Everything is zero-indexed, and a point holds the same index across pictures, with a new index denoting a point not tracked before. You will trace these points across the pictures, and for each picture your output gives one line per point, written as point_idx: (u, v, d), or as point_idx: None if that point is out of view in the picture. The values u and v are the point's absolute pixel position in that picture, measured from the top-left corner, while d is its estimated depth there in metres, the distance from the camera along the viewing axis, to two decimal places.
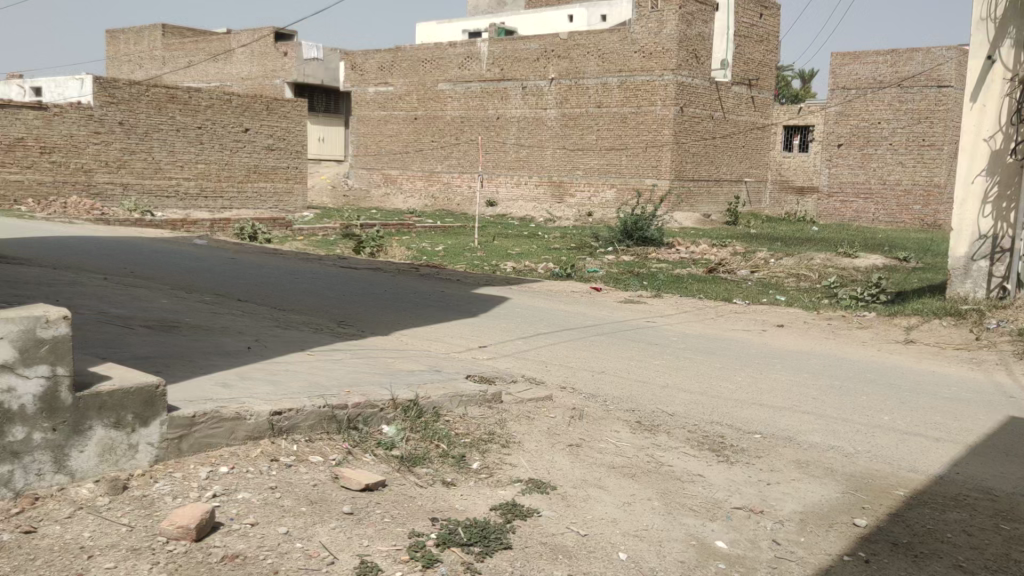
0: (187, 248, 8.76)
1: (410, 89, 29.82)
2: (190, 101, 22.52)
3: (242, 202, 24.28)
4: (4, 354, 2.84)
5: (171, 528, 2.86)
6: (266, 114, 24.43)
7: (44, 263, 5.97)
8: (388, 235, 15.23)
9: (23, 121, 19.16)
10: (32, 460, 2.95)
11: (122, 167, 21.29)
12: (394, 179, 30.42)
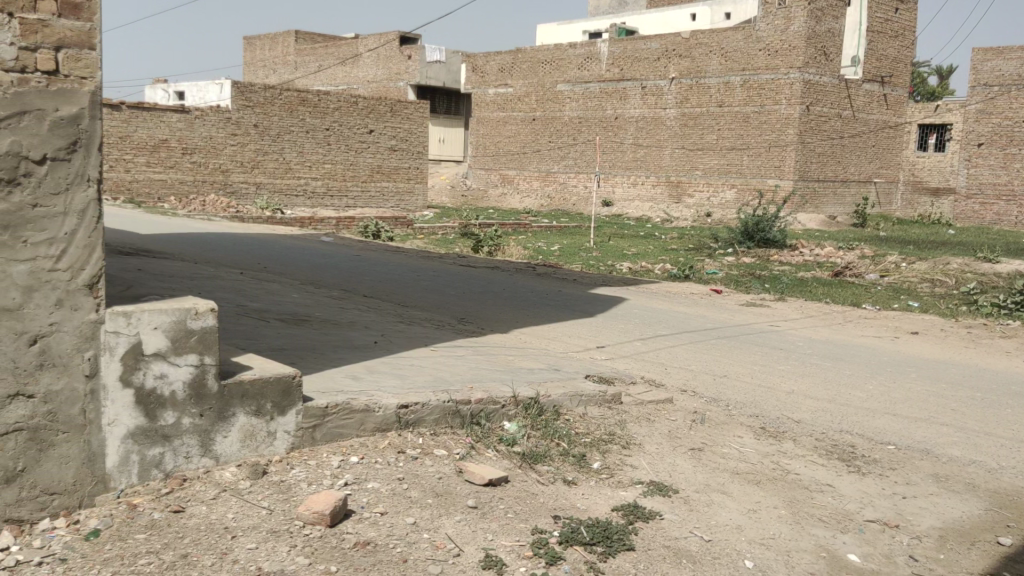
0: (316, 245, 9.12)
1: (527, 90, 30.04)
2: (319, 104, 23.37)
3: (366, 202, 25.02)
4: (158, 343, 3.02)
5: (307, 513, 2.99)
6: (390, 117, 25.08)
7: (188, 258, 6.34)
8: (509, 234, 15.44)
9: (166, 124, 20.42)
10: (181, 444, 3.13)
11: (255, 168, 22.35)
12: (512, 179, 30.78)
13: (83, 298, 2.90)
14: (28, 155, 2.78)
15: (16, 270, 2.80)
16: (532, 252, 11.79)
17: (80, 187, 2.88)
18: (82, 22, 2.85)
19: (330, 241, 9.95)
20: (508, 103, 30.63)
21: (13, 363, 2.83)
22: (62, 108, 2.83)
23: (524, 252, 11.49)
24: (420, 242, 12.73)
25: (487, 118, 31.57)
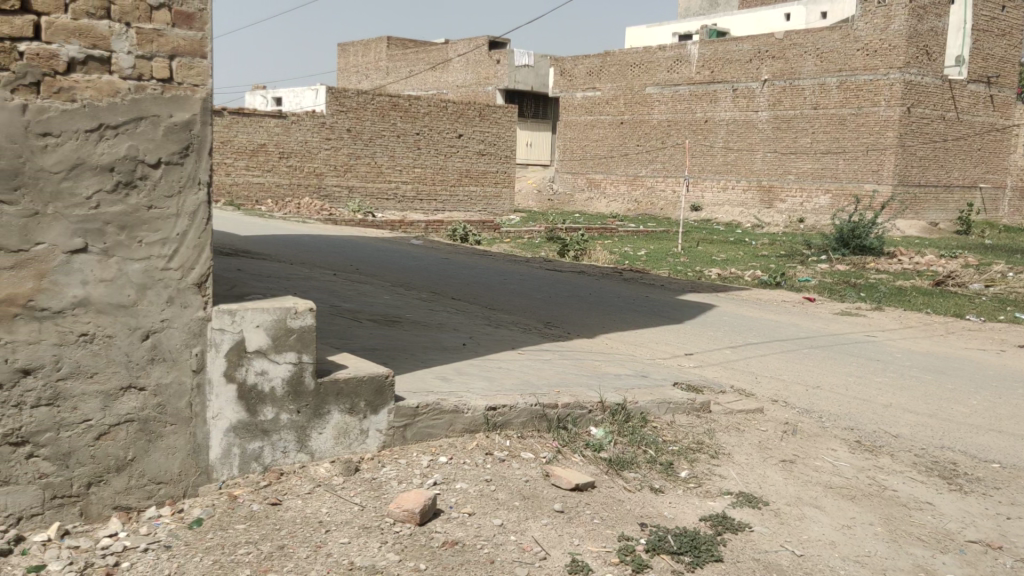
0: (406, 247, 9.31)
1: (615, 93, 29.90)
2: (411, 109, 23.79)
3: (454, 205, 25.39)
4: (259, 340, 3.15)
5: (398, 511, 3.05)
6: (479, 120, 25.32)
7: (286, 259, 6.55)
8: (598, 238, 15.42)
9: (265, 129, 21.19)
10: (279, 439, 3.24)
11: (348, 171, 22.92)
12: (598, 183, 30.70)
13: (192, 296, 3.04)
14: (144, 159, 2.93)
15: (131, 268, 2.94)
16: (620, 257, 11.75)
17: (191, 190, 3.02)
18: (195, 31, 2.97)
19: (420, 243, 10.13)
20: (596, 106, 30.56)
21: (126, 357, 2.95)
22: (176, 114, 2.96)
23: (611, 257, 11.44)
24: (509, 245, 12.83)
25: (573, 121, 31.54)
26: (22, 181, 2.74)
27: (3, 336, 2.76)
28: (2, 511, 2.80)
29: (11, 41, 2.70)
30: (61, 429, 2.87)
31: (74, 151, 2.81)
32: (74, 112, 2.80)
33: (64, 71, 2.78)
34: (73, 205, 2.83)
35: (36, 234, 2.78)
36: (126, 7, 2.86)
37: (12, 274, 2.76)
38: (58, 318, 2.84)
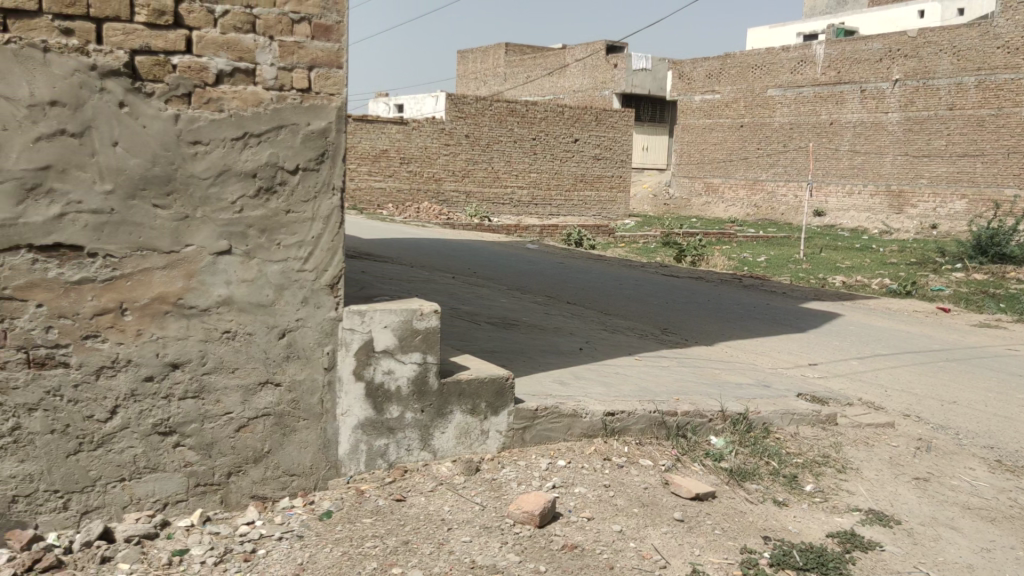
0: (520, 251, 9.41)
1: (734, 96, 29.27)
2: (529, 114, 24.03)
3: (570, 210, 25.50)
4: (387, 340, 3.25)
5: (518, 512, 3.09)
6: (596, 125, 25.31)
7: (408, 262, 6.72)
8: (718, 244, 15.16)
9: (388, 135, 21.84)
10: (404, 436, 3.34)
11: (466, 176, 23.31)
12: (716, 187, 30.17)
13: (325, 297, 3.17)
14: (284, 166, 3.06)
15: (271, 269, 3.08)
16: (740, 263, 11.53)
17: (326, 194, 3.14)
18: (332, 43, 3.08)
19: (536, 248, 10.20)
20: (715, 109, 30.04)
21: (264, 354, 3.09)
22: (313, 122, 3.08)
23: (732, 264, 11.22)
24: (625, 251, 12.74)
25: (692, 125, 31.07)
26: (175, 187, 2.90)
27: (155, 332, 2.92)
28: (150, 497, 2.97)
29: (164, 55, 2.85)
30: (205, 421, 3.02)
31: (221, 158, 2.96)
32: (221, 121, 2.94)
33: (212, 82, 2.93)
34: (219, 209, 2.97)
35: (185, 236, 2.94)
36: (269, 20, 2.98)
37: (164, 273, 2.92)
38: (204, 316, 2.99)
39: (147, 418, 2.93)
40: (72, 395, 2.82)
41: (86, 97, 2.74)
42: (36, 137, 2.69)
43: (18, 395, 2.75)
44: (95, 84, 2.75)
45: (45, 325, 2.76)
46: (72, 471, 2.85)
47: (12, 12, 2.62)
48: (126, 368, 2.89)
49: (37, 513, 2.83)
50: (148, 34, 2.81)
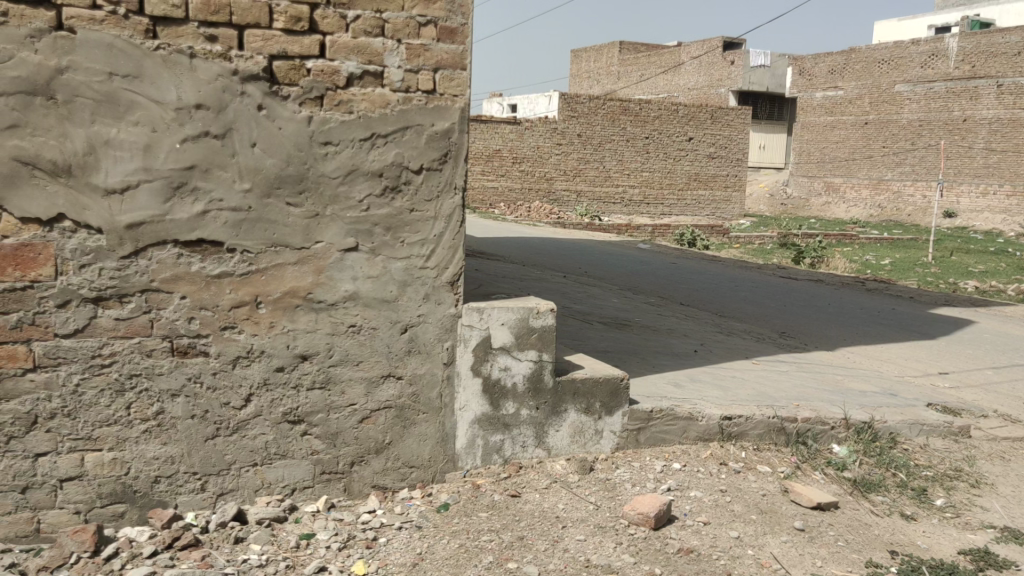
0: (632, 251, 9.35)
1: (858, 93, 28.22)
2: (642, 113, 23.82)
3: (682, 210, 25.23)
4: (504, 337, 3.30)
5: (633, 513, 3.07)
6: (711, 123, 24.88)
7: (520, 261, 6.77)
8: (841, 245, 14.66)
9: (500, 135, 22.08)
10: (519, 433, 3.37)
11: (578, 175, 23.34)
12: (838, 187, 29.18)
13: (445, 294, 3.24)
14: (408, 166, 3.14)
15: (394, 266, 3.17)
16: (864, 266, 11.13)
17: (448, 194, 3.21)
18: (457, 45, 3.14)
19: (649, 248, 10.12)
20: (837, 107, 29.04)
21: (387, 348, 3.18)
22: (437, 123, 3.15)
23: (855, 267, 10.83)
24: (742, 252, 12.49)
25: (813, 123, 30.00)
26: (307, 186, 3.01)
27: (286, 324, 3.05)
28: (280, 482, 3.11)
29: (300, 59, 2.96)
30: (331, 411, 3.13)
31: (350, 157, 3.05)
32: (350, 122, 3.04)
33: (343, 85, 3.02)
34: (347, 207, 3.07)
35: (316, 233, 3.05)
36: (398, 24, 3.05)
37: (296, 268, 3.04)
38: (332, 310, 3.10)
39: (278, 406, 3.06)
40: (211, 381, 2.97)
41: (227, 99, 2.87)
42: (182, 138, 2.84)
43: (163, 381, 2.90)
44: (235, 88, 2.88)
45: (188, 315, 2.92)
46: (209, 455, 3.00)
47: (161, 19, 2.77)
48: (260, 358, 3.02)
49: (176, 493, 2.98)
50: (285, 39, 2.92)
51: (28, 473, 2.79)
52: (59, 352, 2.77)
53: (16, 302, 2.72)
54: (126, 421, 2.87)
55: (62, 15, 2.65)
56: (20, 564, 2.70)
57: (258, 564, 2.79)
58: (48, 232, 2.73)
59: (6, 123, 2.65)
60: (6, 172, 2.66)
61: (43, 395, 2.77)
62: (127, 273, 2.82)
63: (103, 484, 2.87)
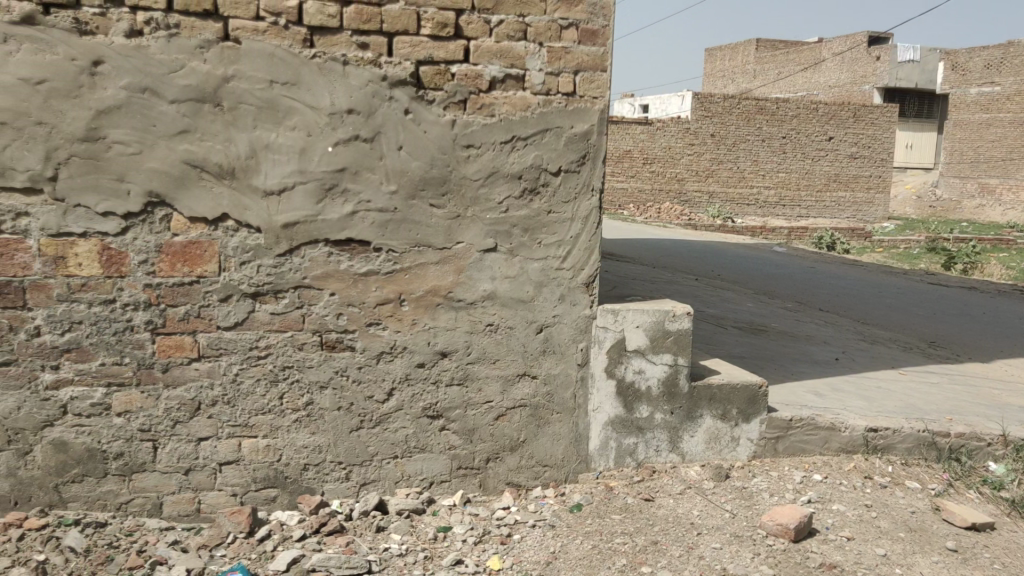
0: (767, 254, 9.10)
1: (1019, 88, 27.58)
2: (779, 112, 23.11)
3: (820, 212, 24.36)
4: (639, 340, 3.28)
5: (772, 524, 2.98)
6: (852, 122, 23.84)
7: (650, 263, 6.69)
8: (999, 250, 13.76)
9: (631, 135, 22.00)
10: (653, 437, 3.35)
11: (710, 176, 22.86)
12: (991, 188, 27.37)
13: (581, 295, 3.25)
14: (548, 168, 3.16)
15: (531, 267, 3.20)
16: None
17: (585, 195, 3.22)
18: (597, 47, 3.14)
19: (786, 251, 9.82)
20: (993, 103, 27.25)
21: (523, 347, 3.23)
22: (576, 125, 3.17)
23: (1015, 274, 10.15)
24: (887, 257, 11.93)
25: (965, 120, 29.41)
26: (449, 187, 3.08)
27: (427, 322, 3.14)
28: (419, 475, 3.20)
29: (445, 64, 3.03)
30: (468, 407, 3.21)
31: (492, 160, 3.11)
32: (492, 125, 3.09)
33: (486, 89, 3.08)
34: (488, 208, 3.13)
35: (457, 234, 3.12)
36: (540, 28, 3.09)
37: (438, 267, 3.12)
38: (470, 308, 3.17)
39: (418, 401, 3.16)
40: (356, 375, 3.09)
41: (377, 104, 2.97)
42: (335, 141, 2.96)
43: (313, 373, 3.04)
44: (385, 93, 2.98)
45: (337, 311, 3.04)
46: (354, 446, 3.12)
47: (318, 29, 2.89)
48: (402, 354, 3.12)
49: (323, 481, 3.12)
50: (432, 45, 3.00)
51: (191, 455, 2.97)
52: (220, 343, 2.94)
53: (184, 295, 2.89)
54: (278, 411, 3.02)
55: (229, 26, 2.80)
56: (183, 541, 2.88)
57: (399, 553, 2.90)
58: (213, 230, 2.89)
59: (177, 128, 2.81)
60: (177, 174, 2.83)
61: (206, 383, 2.94)
62: (282, 270, 2.97)
63: (257, 469, 3.03)
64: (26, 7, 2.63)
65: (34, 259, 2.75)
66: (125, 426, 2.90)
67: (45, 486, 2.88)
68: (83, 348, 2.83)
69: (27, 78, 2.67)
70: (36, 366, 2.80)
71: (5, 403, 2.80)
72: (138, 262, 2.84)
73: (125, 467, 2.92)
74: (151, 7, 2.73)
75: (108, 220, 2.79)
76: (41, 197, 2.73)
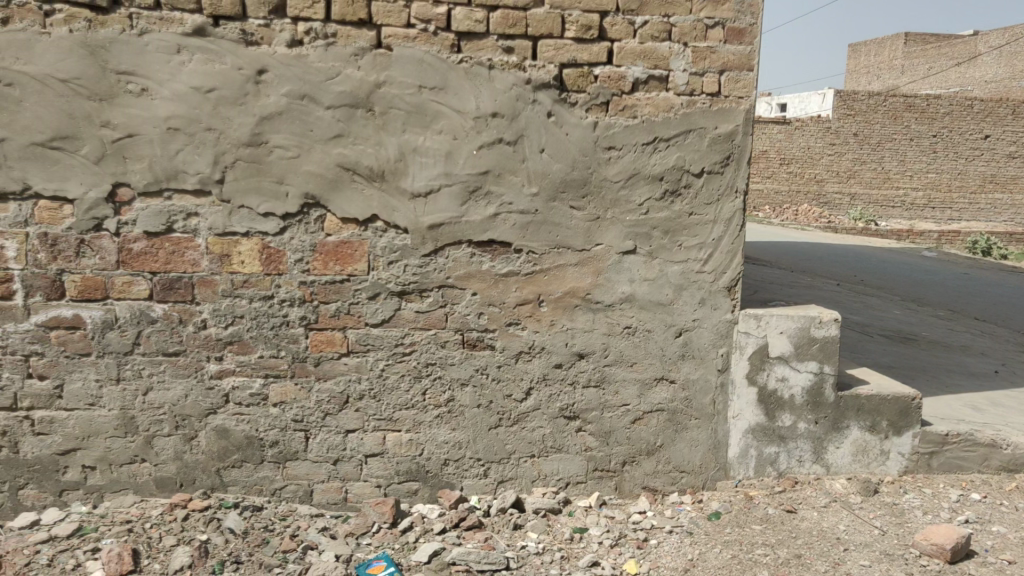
0: (916, 258, 8.68)
1: None
2: (930, 109, 21.86)
3: (973, 215, 23.00)
4: (783, 347, 3.19)
5: (925, 543, 2.83)
6: (1012, 119, 22.27)
7: (790, 268, 6.48)
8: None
9: (768, 136, 21.41)
10: (795, 447, 3.26)
11: (852, 176, 22.04)
12: None
13: (722, 299, 3.19)
14: (690, 169, 3.12)
15: (672, 269, 3.16)
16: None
17: (728, 197, 3.15)
18: (744, 46, 3.07)
19: (937, 256, 9.33)
20: None
21: (661, 351, 3.19)
22: (721, 125, 3.10)
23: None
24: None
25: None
26: (590, 189, 3.08)
27: (566, 323, 3.15)
28: (556, 475, 3.22)
29: (588, 67, 3.03)
30: (605, 409, 3.20)
31: (633, 162, 3.09)
32: (634, 127, 3.07)
33: (628, 90, 3.06)
34: (628, 210, 3.11)
35: (597, 236, 3.12)
36: (685, 28, 3.04)
37: (577, 269, 3.13)
38: (608, 311, 3.16)
39: (555, 401, 3.18)
40: (495, 373, 3.14)
41: (521, 108, 3.01)
42: (479, 144, 3.01)
43: (454, 370, 3.11)
44: (528, 96, 3.00)
45: (478, 310, 3.10)
46: (492, 443, 3.17)
47: (465, 34, 2.95)
48: (541, 354, 3.15)
49: (462, 476, 3.18)
50: (575, 48, 3.01)
51: (339, 446, 3.09)
52: (368, 340, 3.05)
53: (336, 293, 3.01)
54: (421, 406, 3.11)
55: (382, 34, 2.89)
56: (331, 528, 3.01)
57: (535, 552, 2.92)
58: (363, 231, 3.00)
59: (332, 133, 2.93)
60: (331, 176, 2.94)
61: (354, 378, 3.06)
62: (427, 270, 3.05)
63: (400, 462, 3.14)
64: (198, 19, 2.77)
65: (202, 256, 2.90)
66: (280, 415, 3.04)
67: (208, 470, 3.04)
68: (244, 341, 2.97)
69: (197, 87, 2.81)
70: (202, 357, 2.95)
71: (175, 390, 2.95)
72: (294, 260, 2.97)
73: (279, 455, 3.07)
74: (311, 17, 2.84)
75: (268, 220, 2.93)
76: (209, 199, 2.88)
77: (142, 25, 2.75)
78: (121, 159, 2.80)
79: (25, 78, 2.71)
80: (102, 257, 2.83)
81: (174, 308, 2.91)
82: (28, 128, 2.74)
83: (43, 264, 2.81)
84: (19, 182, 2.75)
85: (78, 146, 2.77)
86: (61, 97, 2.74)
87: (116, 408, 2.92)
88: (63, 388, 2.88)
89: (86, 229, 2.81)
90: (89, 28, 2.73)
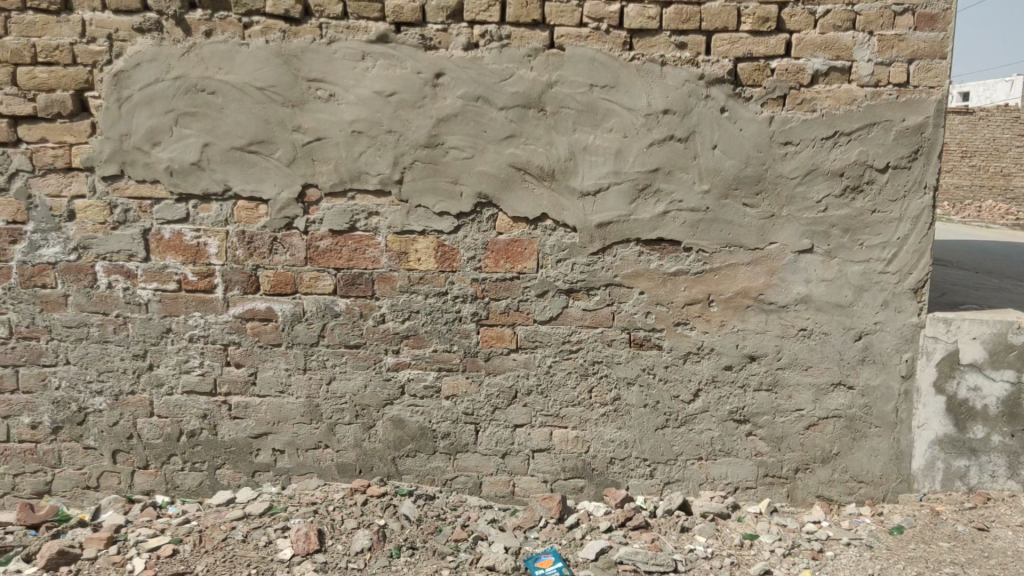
0: None
1: None
2: None
3: None
4: (976, 354, 3.00)
5: None
6: None
7: (980, 268, 6.06)
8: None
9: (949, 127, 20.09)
10: (988, 461, 3.06)
11: None
12: None
13: (908, 301, 3.01)
14: (874, 164, 2.96)
15: (852, 269, 3.01)
16: None
17: (916, 194, 2.97)
18: (936, 32, 2.87)
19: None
20: None
21: (839, 355, 3.05)
22: (908, 118, 2.93)
23: None
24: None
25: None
26: (764, 186, 2.99)
27: (737, 323, 3.06)
28: (724, 479, 3.16)
29: (765, 60, 2.94)
30: (778, 414, 3.10)
31: (811, 157, 2.97)
32: (813, 121, 2.94)
33: (808, 83, 2.94)
34: (805, 208, 2.99)
35: (771, 234, 3.01)
36: (870, 16, 2.89)
37: (749, 268, 3.03)
38: (782, 312, 3.05)
39: (725, 404, 3.11)
40: (663, 374, 3.10)
41: (693, 104, 2.95)
42: (650, 142, 2.97)
43: (621, 369, 3.10)
44: (701, 92, 2.94)
45: (645, 310, 3.07)
46: (659, 444, 3.15)
47: (637, 31, 2.92)
48: (710, 355, 3.09)
49: (629, 476, 3.18)
50: (752, 41, 2.92)
51: (507, 440, 3.15)
52: (536, 337, 3.09)
53: (506, 290, 3.07)
54: (587, 404, 3.13)
55: (555, 34, 2.92)
56: (500, 520, 3.07)
57: (705, 556, 2.87)
58: (533, 230, 3.03)
59: (505, 133, 2.97)
60: (503, 176, 2.99)
61: (522, 374, 3.11)
62: (595, 268, 3.05)
63: (566, 458, 3.16)
64: (381, 27, 2.88)
65: (382, 254, 3.02)
66: (452, 408, 3.13)
67: (384, 458, 3.16)
68: (419, 335, 3.08)
69: (380, 92, 2.92)
70: (380, 350, 3.08)
71: (355, 380, 3.09)
72: (467, 258, 3.04)
73: (451, 446, 3.16)
74: (486, 20, 2.90)
75: (443, 219, 3.02)
76: (388, 199, 3.00)
77: (330, 34, 2.88)
78: (310, 162, 2.95)
79: (226, 87, 2.88)
80: (292, 254, 2.99)
81: (356, 303, 3.04)
82: (229, 134, 2.91)
83: (241, 260, 2.98)
84: (221, 183, 2.93)
85: (272, 150, 2.93)
86: (257, 104, 2.90)
87: (303, 396, 3.09)
88: (256, 375, 3.06)
89: (278, 228, 2.98)
90: (284, 38, 2.87)
